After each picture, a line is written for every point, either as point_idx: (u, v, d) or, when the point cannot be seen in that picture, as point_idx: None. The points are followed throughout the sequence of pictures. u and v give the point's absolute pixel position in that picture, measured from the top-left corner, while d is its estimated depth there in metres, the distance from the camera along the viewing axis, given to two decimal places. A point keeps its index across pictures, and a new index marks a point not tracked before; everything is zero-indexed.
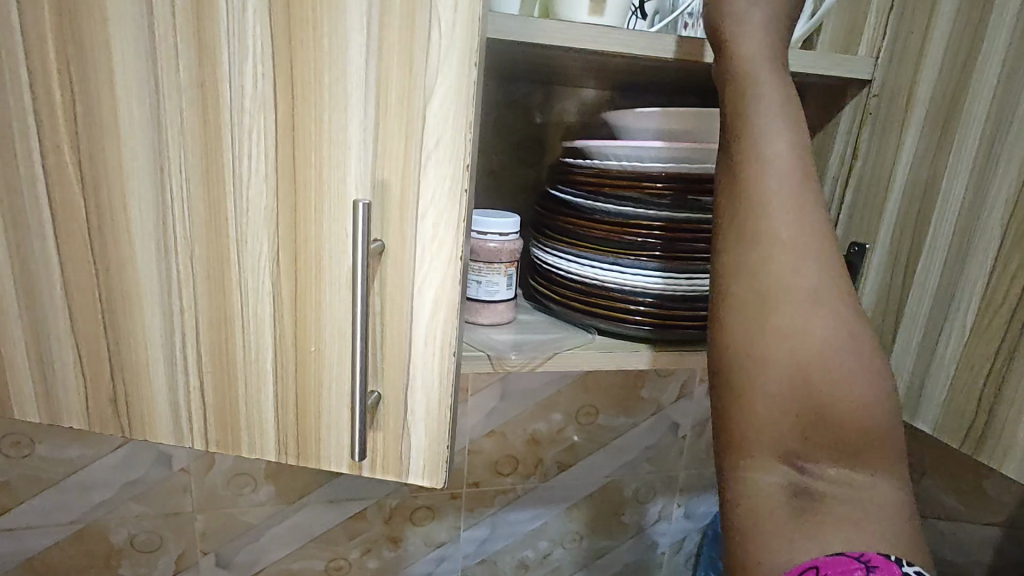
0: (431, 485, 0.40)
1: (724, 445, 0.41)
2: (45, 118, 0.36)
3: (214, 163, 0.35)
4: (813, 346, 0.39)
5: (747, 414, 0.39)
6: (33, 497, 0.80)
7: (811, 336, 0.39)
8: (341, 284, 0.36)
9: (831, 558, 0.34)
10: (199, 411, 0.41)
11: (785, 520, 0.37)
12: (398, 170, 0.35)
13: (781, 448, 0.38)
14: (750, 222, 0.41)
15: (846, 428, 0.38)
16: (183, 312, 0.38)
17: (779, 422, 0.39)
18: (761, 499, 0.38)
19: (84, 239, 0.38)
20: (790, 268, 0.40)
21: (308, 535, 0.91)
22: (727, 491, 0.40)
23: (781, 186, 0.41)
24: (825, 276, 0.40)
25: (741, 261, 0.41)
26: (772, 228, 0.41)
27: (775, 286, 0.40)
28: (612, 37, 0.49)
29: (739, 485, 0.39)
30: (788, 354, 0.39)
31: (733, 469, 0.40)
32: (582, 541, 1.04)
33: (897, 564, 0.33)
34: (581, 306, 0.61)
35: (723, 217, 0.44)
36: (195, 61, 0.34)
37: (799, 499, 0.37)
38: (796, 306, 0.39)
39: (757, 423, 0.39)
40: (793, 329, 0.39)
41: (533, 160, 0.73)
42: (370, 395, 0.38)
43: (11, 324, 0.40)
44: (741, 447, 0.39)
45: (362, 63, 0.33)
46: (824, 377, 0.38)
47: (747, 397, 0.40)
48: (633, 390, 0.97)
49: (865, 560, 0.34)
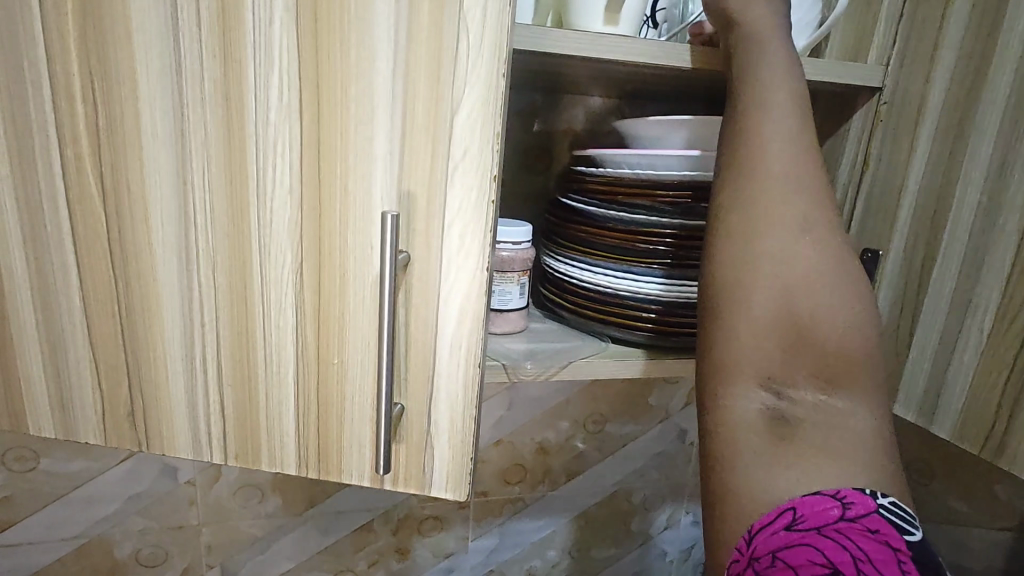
0: (454, 497, 0.40)
1: (705, 373, 0.42)
2: (67, 130, 0.36)
3: (238, 177, 0.35)
4: (797, 278, 0.41)
5: (727, 341, 0.41)
6: (37, 511, 0.79)
7: (797, 271, 0.41)
8: (366, 294, 0.36)
9: (809, 498, 0.35)
10: (219, 424, 0.40)
11: (761, 441, 0.39)
12: (423, 182, 0.34)
13: (759, 373, 0.40)
14: (746, 163, 0.43)
15: (827, 358, 0.40)
16: (205, 325, 0.38)
17: (762, 350, 0.41)
18: (740, 424, 0.39)
19: (104, 252, 0.37)
20: (776, 205, 0.42)
21: (314, 547, 0.90)
22: (707, 416, 0.41)
23: (777, 132, 0.43)
24: (814, 219, 0.42)
25: (734, 200, 0.43)
26: (765, 169, 0.43)
27: (764, 222, 0.42)
28: (627, 46, 0.49)
29: (718, 409, 0.41)
30: (774, 285, 0.41)
31: (717, 397, 0.41)
32: (590, 550, 1.03)
33: (871, 497, 0.34)
34: (594, 314, 0.61)
35: (721, 161, 0.45)
36: (220, 73, 0.34)
37: (775, 422, 0.39)
38: (784, 242, 0.41)
39: (741, 351, 0.41)
40: (781, 263, 0.41)
41: (542, 167, 0.73)
42: (393, 407, 0.38)
43: (28, 339, 0.40)
44: (722, 373, 0.41)
45: (389, 73, 0.33)
46: (808, 309, 0.40)
47: (731, 324, 0.41)
48: (641, 397, 0.97)
49: (841, 497, 0.34)
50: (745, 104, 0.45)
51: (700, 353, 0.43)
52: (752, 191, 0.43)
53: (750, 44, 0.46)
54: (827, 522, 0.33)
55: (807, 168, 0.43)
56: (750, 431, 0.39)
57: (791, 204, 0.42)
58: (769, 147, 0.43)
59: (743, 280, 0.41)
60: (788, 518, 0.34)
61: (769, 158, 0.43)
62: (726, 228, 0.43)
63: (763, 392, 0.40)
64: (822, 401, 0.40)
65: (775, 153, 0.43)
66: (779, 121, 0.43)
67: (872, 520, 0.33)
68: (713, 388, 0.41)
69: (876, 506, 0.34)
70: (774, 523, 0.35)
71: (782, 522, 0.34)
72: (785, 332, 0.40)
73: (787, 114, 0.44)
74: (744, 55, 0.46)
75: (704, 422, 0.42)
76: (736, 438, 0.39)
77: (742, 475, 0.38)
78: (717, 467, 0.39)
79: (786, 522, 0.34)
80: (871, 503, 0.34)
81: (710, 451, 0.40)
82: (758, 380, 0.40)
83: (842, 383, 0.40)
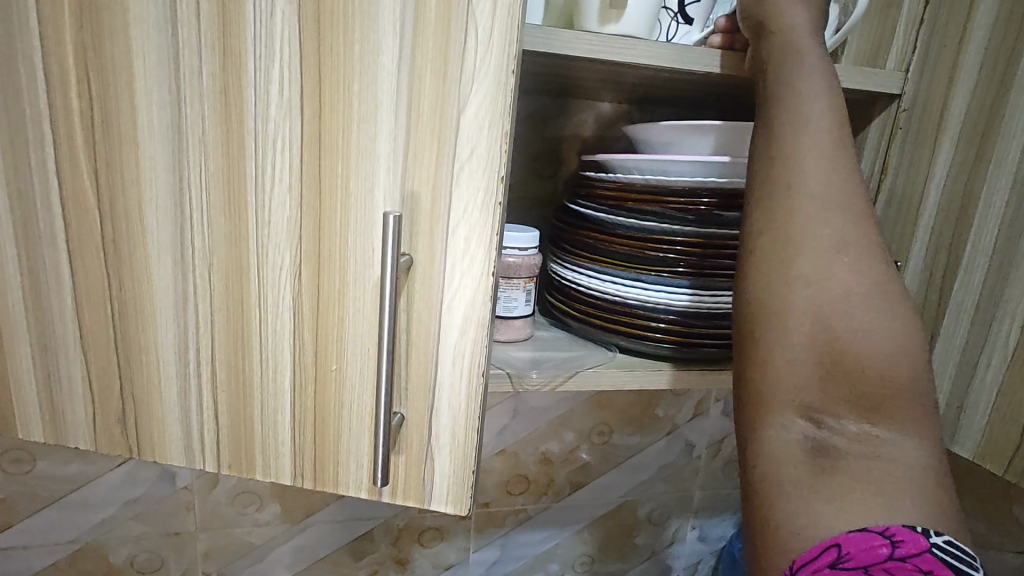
0: (454, 511, 0.38)
1: (743, 401, 0.41)
2: (61, 123, 0.35)
3: (236, 175, 0.34)
4: (836, 293, 0.38)
5: (761, 365, 0.40)
6: (32, 515, 0.78)
7: (834, 286, 0.39)
8: (368, 296, 0.35)
9: (855, 534, 0.33)
10: (213, 431, 0.39)
11: (801, 473, 0.36)
12: (428, 180, 0.33)
13: (797, 399, 0.38)
14: (780, 177, 0.42)
15: (871, 383, 0.37)
16: (199, 328, 0.37)
17: (800, 374, 0.38)
18: (778, 456, 0.37)
19: (98, 251, 0.36)
20: (811, 221, 0.40)
21: (313, 556, 0.88)
22: (747, 449, 0.40)
23: (814, 142, 0.41)
24: (850, 231, 0.40)
25: (771, 215, 0.42)
26: (800, 180, 0.41)
27: (799, 237, 0.40)
28: (642, 48, 0.48)
29: (755, 439, 0.39)
30: (810, 303, 0.39)
31: (754, 426, 0.39)
32: (593, 564, 1.01)
33: (924, 535, 0.32)
34: (601, 322, 0.59)
35: (755, 173, 0.44)
36: (219, 67, 0.33)
37: (816, 455, 0.36)
38: (820, 256, 0.39)
39: (777, 375, 0.39)
40: (816, 279, 0.39)
41: (549, 173, 0.72)
42: (393, 416, 0.36)
43: (17, 339, 0.38)
44: (758, 401, 0.40)
45: (394, 68, 0.32)
46: (850, 328, 0.38)
47: (768, 346, 0.40)
48: (647, 408, 0.95)
49: (890, 535, 0.32)
50: (779, 115, 0.43)
51: (738, 379, 0.42)
52: (785, 201, 0.41)
53: (787, 49, 0.44)
54: (876, 562, 0.31)
55: (831, 174, 0.41)
56: (792, 465, 0.37)
57: (828, 221, 0.40)
58: (805, 158, 0.41)
59: (778, 302, 0.40)
60: (832, 556, 0.32)
61: (805, 169, 0.41)
62: (760, 246, 0.42)
63: (803, 422, 0.38)
64: (866, 430, 0.37)
65: (810, 168, 0.41)
66: (812, 135, 0.42)
67: (923, 561, 0.31)
68: (750, 417, 0.40)
69: (929, 545, 0.31)
70: (818, 559, 0.33)
71: (827, 560, 0.32)
72: (824, 354, 0.38)
73: (819, 128, 0.42)
74: (777, 63, 0.45)
75: (742, 452, 0.40)
76: (773, 469, 0.37)
77: (781, 510, 0.36)
78: (756, 499, 0.38)
79: (830, 559, 0.32)
80: (923, 542, 0.31)
81: (750, 483, 0.39)
82: (797, 408, 0.38)
83: (890, 410, 0.37)
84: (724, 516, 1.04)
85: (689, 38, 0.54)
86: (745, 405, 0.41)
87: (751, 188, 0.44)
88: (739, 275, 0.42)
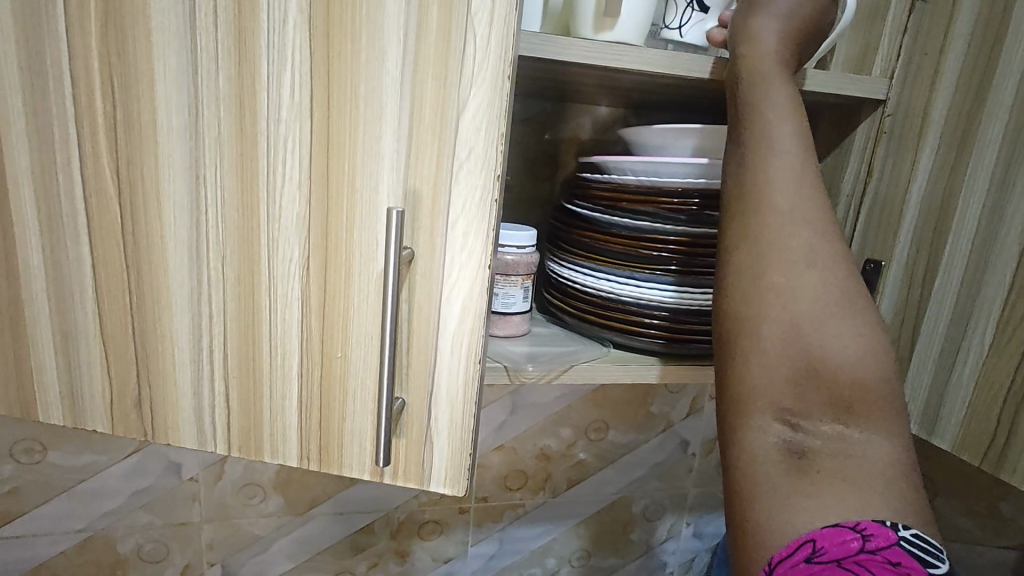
0: (452, 492, 0.40)
1: (723, 406, 0.43)
2: (86, 123, 0.37)
3: (249, 171, 0.36)
4: (807, 301, 0.41)
5: (744, 369, 0.42)
6: (42, 504, 0.80)
7: (805, 294, 0.41)
8: (371, 286, 0.37)
9: (828, 530, 0.35)
10: (224, 415, 0.41)
11: (781, 474, 0.38)
12: (429, 179, 0.35)
13: (775, 404, 0.40)
14: (754, 190, 0.44)
15: (842, 385, 0.40)
16: (213, 317, 0.39)
17: (776, 378, 0.40)
18: (758, 459, 0.39)
19: (118, 243, 0.39)
20: (782, 232, 0.42)
21: (316, 547, 0.91)
22: (727, 453, 0.41)
23: (784, 157, 0.44)
24: (821, 241, 0.42)
25: (746, 227, 0.44)
26: (771, 195, 0.43)
27: (772, 247, 0.42)
28: (634, 54, 0.50)
29: (737, 442, 0.40)
30: (783, 312, 0.41)
31: (734, 431, 0.41)
32: (589, 559, 1.02)
33: (892, 529, 0.34)
34: (596, 318, 0.61)
35: (730, 186, 0.46)
36: (234, 71, 0.35)
37: (793, 456, 0.38)
38: (791, 266, 0.42)
39: (754, 380, 0.41)
40: (788, 288, 0.41)
41: (547, 175, 0.74)
42: (395, 401, 0.39)
43: (40, 326, 0.41)
44: (739, 406, 0.41)
45: (397, 73, 0.34)
46: (821, 334, 0.40)
47: (746, 353, 0.41)
48: (643, 405, 0.97)
49: (861, 530, 0.34)
50: (753, 131, 0.45)
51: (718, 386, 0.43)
52: (759, 214, 0.43)
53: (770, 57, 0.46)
54: (848, 554, 0.33)
55: (805, 185, 0.43)
56: (771, 467, 0.39)
57: (801, 234, 0.42)
58: (776, 173, 0.44)
59: (754, 311, 0.42)
60: (808, 550, 0.34)
61: (776, 183, 0.43)
62: (736, 257, 0.44)
63: (780, 425, 0.40)
64: (839, 430, 0.39)
65: (781, 182, 0.43)
66: (792, 151, 0.44)
67: (892, 553, 0.33)
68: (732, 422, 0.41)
69: (897, 538, 0.33)
70: (794, 555, 0.34)
71: (802, 554, 0.34)
72: (799, 358, 0.40)
73: (792, 145, 0.44)
74: (753, 78, 0.47)
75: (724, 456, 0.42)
76: (756, 471, 0.39)
77: (763, 511, 0.37)
78: (737, 500, 0.39)
79: (807, 554, 0.34)
80: (891, 535, 0.34)
81: (732, 486, 0.40)
82: (774, 411, 0.40)
83: (860, 412, 0.39)
84: (718, 512, 1.06)
85: (702, 26, 0.56)
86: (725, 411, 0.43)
87: (727, 201, 0.46)
88: (718, 285, 0.44)
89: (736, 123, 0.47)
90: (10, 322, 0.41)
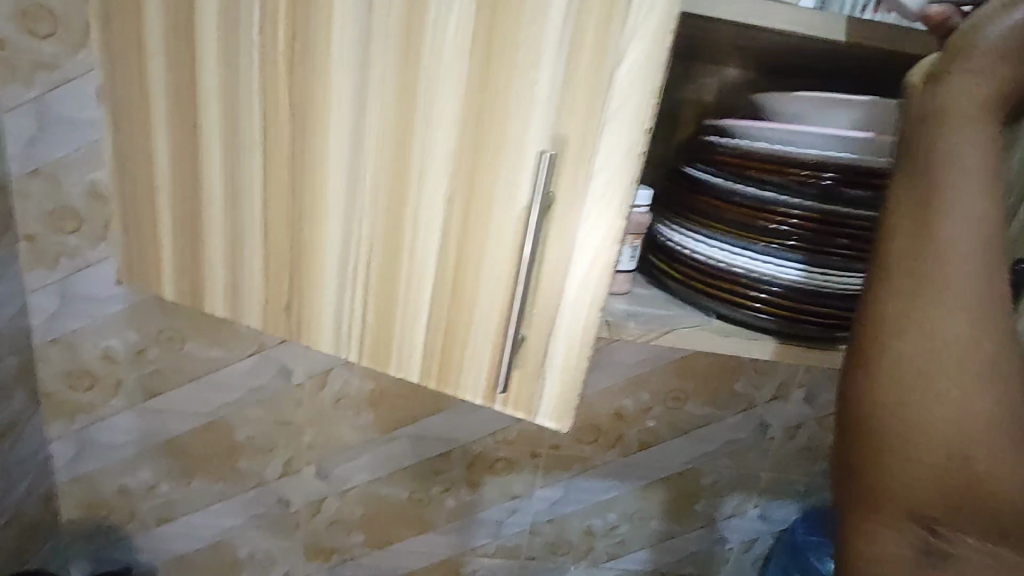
0: (556, 427, 0.43)
1: (852, 496, 0.41)
2: (267, 45, 0.41)
3: (408, 108, 0.39)
4: (977, 414, 0.36)
5: (889, 431, 0.39)
6: (178, 387, 0.92)
7: (975, 403, 0.37)
8: (504, 224, 0.39)
9: None
10: (359, 326, 0.46)
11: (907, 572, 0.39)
12: (577, 126, 0.36)
13: (917, 510, 0.38)
14: (932, 269, 0.38)
15: (1001, 506, 0.37)
16: (359, 237, 0.43)
17: (924, 485, 0.38)
18: (886, 554, 0.39)
19: (286, 159, 0.43)
20: (959, 324, 0.37)
21: (400, 463, 0.99)
22: (851, 539, 0.41)
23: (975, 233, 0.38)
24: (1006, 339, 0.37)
25: (915, 309, 0.38)
26: (954, 282, 0.38)
27: (944, 344, 0.37)
28: (784, 15, 0.48)
29: (864, 535, 0.40)
30: (946, 422, 0.37)
31: (861, 521, 0.40)
32: (649, 521, 1.05)
33: None
34: (702, 287, 0.61)
35: (901, 253, 0.40)
36: (405, 10, 0.37)
37: (926, 557, 0.38)
38: (965, 370, 0.37)
39: (898, 485, 0.38)
40: (956, 394, 0.37)
41: (663, 135, 0.73)
42: (516, 334, 0.41)
43: (217, 225, 0.47)
44: (870, 502, 0.40)
45: (560, 19, 0.35)
46: (987, 451, 0.36)
47: (894, 453, 0.38)
48: (728, 382, 0.96)
49: None
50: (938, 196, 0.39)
51: (848, 469, 0.41)
52: (934, 302, 0.38)
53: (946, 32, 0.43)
54: None
55: (995, 265, 0.38)
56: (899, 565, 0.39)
57: (982, 329, 0.37)
58: (961, 252, 0.38)
59: (911, 414, 0.38)
60: None
61: (962, 264, 0.38)
62: (898, 345, 0.39)
63: (917, 528, 0.39)
64: (986, 545, 0.37)
65: (970, 263, 0.38)
66: (984, 183, 0.39)
67: None
68: (861, 513, 0.40)
69: None
70: None
71: None
72: (955, 473, 0.37)
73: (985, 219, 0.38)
74: (950, 129, 0.40)
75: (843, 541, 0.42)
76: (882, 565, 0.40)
77: None
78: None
79: None
80: None
81: (848, 562, 0.41)
82: (914, 516, 0.38)
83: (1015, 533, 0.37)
84: (789, 500, 1.04)
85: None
86: (852, 496, 0.41)
87: (893, 272, 0.40)
88: (867, 371, 0.40)
89: (919, 179, 0.41)
90: (192, 224, 0.48)
